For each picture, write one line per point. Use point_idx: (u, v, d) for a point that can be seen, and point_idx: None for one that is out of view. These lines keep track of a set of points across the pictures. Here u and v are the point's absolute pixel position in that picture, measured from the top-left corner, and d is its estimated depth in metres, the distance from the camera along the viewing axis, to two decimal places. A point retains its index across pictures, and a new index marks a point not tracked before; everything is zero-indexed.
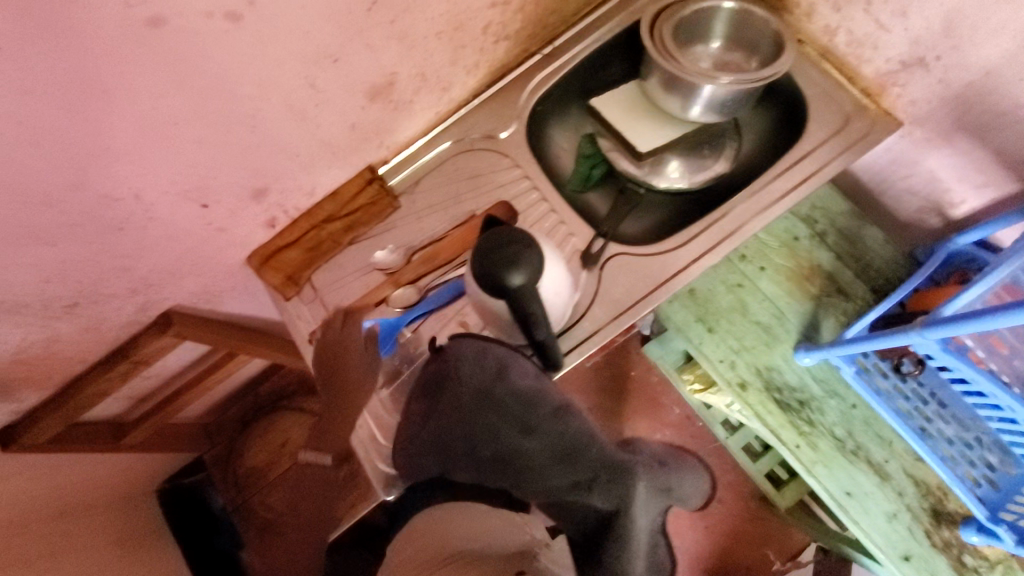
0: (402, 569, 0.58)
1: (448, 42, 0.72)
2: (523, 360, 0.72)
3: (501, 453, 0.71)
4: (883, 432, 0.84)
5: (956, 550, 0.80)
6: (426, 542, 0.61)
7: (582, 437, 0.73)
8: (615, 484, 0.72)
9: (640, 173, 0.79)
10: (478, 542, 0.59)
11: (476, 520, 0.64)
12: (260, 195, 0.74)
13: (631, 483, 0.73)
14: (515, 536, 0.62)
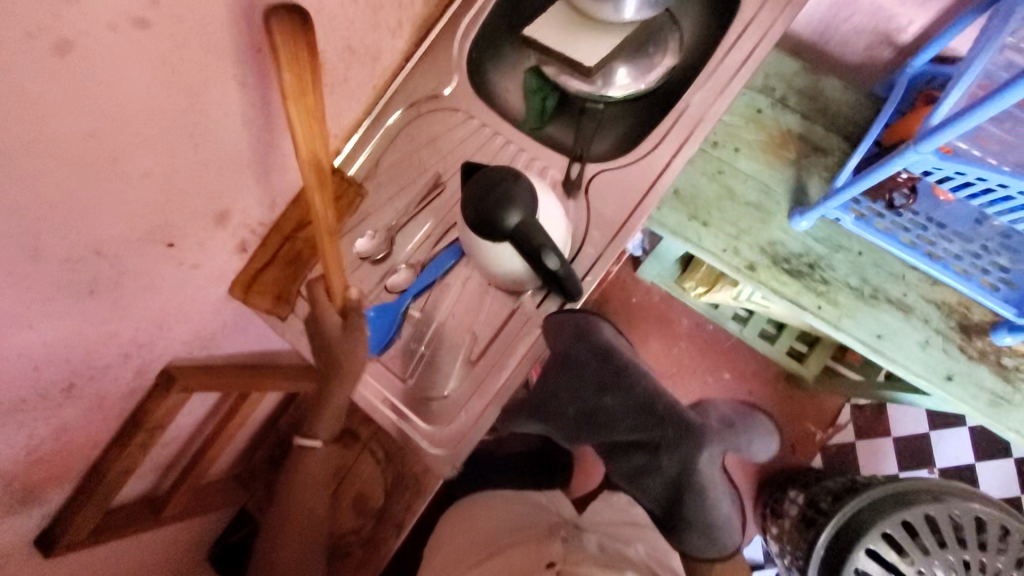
0: (459, 542, 0.88)
1: (365, 5, 0.65)
2: (601, 325, 0.88)
3: (586, 409, 0.87)
4: (894, 266, 0.79)
5: (994, 356, 0.76)
6: (470, 528, 0.89)
7: (650, 396, 0.86)
8: (691, 454, 0.85)
9: (595, 89, 0.75)
10: (510, 528, 0.86)
11: (506, 508, 0.92)
12: (224, 220, 0.67)
13: (704, 448, 0.86)
14: (541, 517, 0.89)
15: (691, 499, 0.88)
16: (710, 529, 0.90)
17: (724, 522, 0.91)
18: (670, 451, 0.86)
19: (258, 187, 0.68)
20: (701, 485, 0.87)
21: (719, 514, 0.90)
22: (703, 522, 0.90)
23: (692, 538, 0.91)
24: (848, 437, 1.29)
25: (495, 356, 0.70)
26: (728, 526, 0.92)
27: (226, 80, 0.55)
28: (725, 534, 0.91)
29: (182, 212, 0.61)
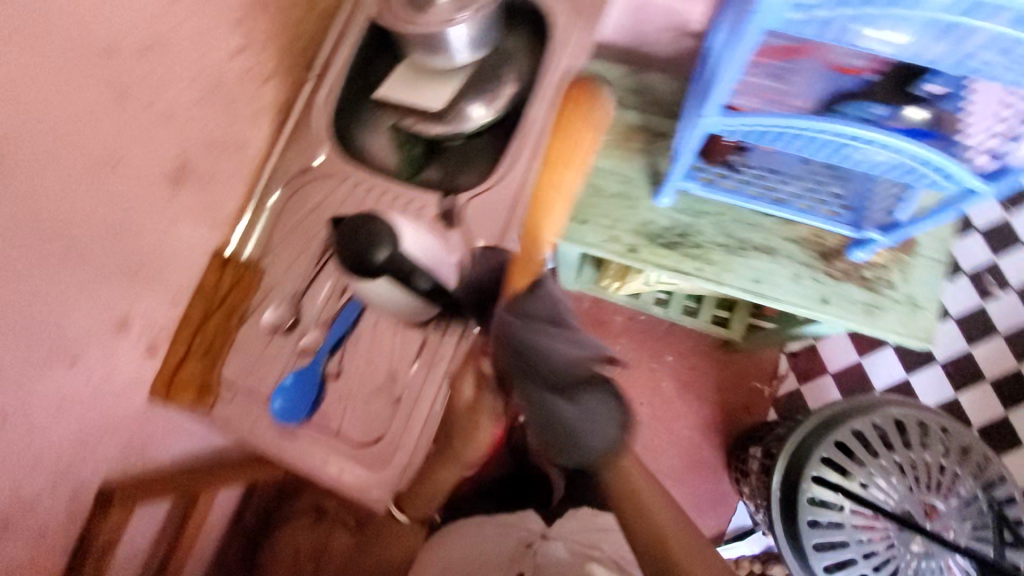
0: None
1: (216, 104, 0.72)
2: None
3: None
4: (752, 218, 0.88)
5: (855, 272, 0.84)
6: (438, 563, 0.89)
7: None
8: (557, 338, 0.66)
9: (449, 128, 0.84)
10: (478, 557, 0.87)
11: (472, 535, 0.92)
12: (125, 326, 0.70)
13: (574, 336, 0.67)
14: (508, 538, 0.90)
15: (549, 330, 0.65)
16: (566, 435, 0.63)
17: (596, 419, 0.64)
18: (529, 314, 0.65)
19: (152, 288, 0.72)
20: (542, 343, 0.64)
21: (583, 411, 0.63)
22: (567, 419, 0.63)
23: (584, 437, 0.63)
24: (792, 385, 1.37)
25: (416, 387, 0.75)
26: (597, 433, 0.64)
27: (91, 196, 0.60)
28: (595, 434, 0.63)
29: (77, 326, 0.63)
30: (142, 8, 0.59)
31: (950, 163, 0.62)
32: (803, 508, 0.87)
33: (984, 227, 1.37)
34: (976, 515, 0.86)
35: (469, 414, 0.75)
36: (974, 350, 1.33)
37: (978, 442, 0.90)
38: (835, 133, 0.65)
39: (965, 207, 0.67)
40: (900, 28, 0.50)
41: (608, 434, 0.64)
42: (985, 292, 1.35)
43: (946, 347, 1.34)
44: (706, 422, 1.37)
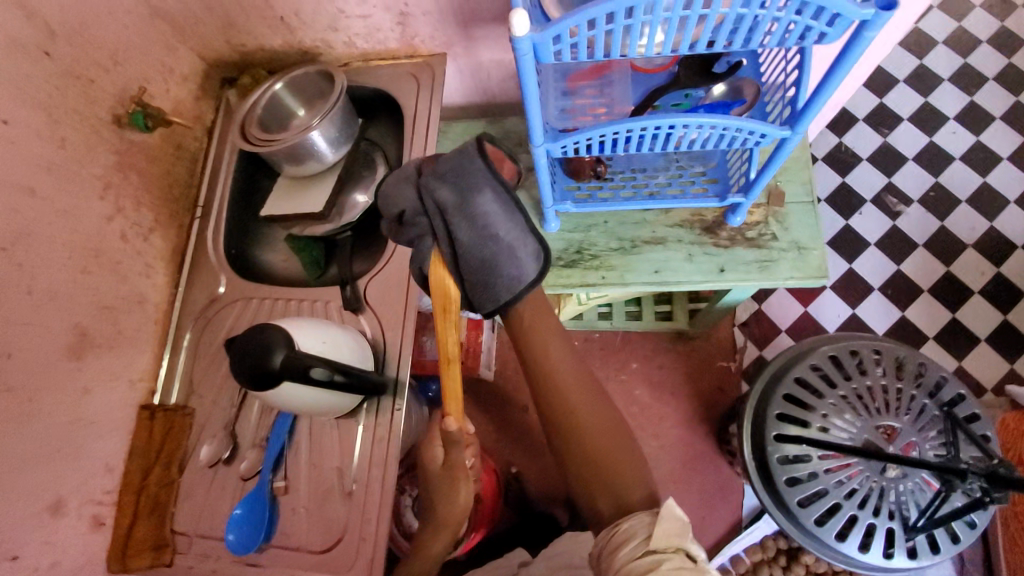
0: None
1: (101, 270, 0.76)
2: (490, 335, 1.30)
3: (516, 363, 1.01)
4: (635, 216, 0.93)
5: (740, 236, 0.90)
6: None
7: None
8: (469, 193, 0.68)
9: (336, 223, 0.88)
10: None
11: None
12: (61, 509, 0.69)
13: (488, 191, 0.69)
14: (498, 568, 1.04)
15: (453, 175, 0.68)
16: (490, 270, 0.69)
17: (505, 239, 0.69)
18: (430, 176, 0.69)
19: (81, 463, 0.72)
20: (454, 201, 0.67)
21: (489, 229, 0.68)
22: (477, 260, 0.68)
23: (489, 284, 0.70)
24: (754, 353, 1.40)
25: (364, 477, 0.75)
26: (517, 250, 0.70)
27: None
28: (517, 257, 0.70)
29: (9, 523, 0.63)
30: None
31: (757, 123, 0.64)
32: (776, 469, 0.90)
33: (867, 155, 1.47)
34: (930, 423, 0.89)
35: (447, 475, 0.75)
36: (903, 266, 1.39)
37: (908, 353, 0.95)
38: (649, 129, 0.66)
39: (789, 152, 0.68)
40: (651, 31, 0.51)
41: (532, 254, 0.72)
42: (893, 213, 1.42)
43: (877, 272, 1.40)
44: (689, 414, 1.38)
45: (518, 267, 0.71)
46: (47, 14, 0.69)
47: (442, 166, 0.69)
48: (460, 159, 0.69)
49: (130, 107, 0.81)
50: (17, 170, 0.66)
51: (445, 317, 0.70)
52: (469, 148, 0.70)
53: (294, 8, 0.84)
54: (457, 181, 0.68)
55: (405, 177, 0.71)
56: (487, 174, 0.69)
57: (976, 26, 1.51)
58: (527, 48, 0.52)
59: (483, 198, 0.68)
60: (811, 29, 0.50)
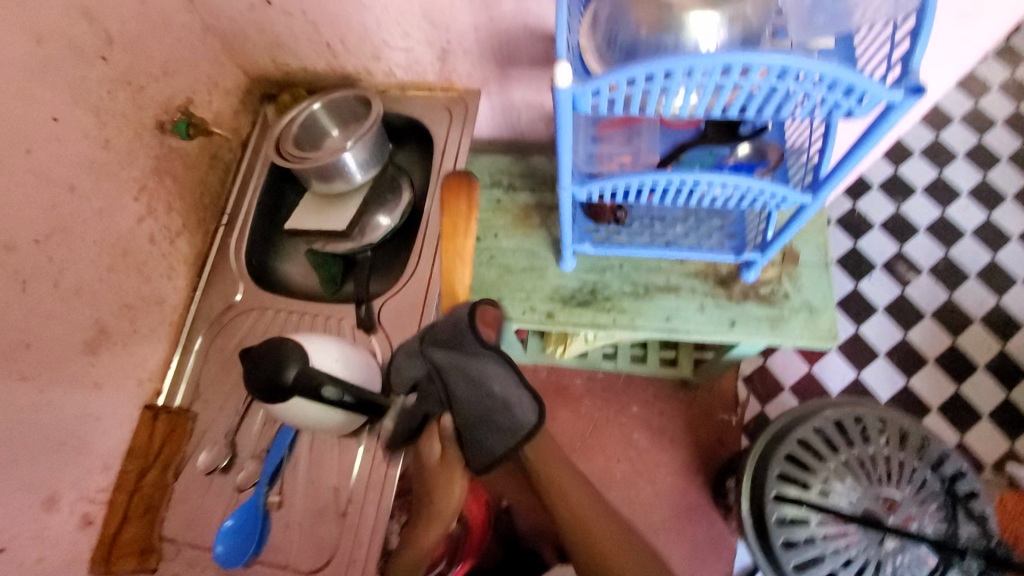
0: None
1: (126, 268, 0.77)
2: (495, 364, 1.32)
3: None
4: (651, 262, 0.94)
5: (753, 291, 0.91)
6: None
7: None
8: (467, 359, 0.70)
9: (358, 242, 0.90)
10: None
11: None
12: (56, 504, 0.69)
13: (487, 356, 0.70)
14: None
15: (439, 348, 0.71)
16: (485, 426, 0.69)
17: (498, 396, 0.69)
18: (429, 341, 0.72)
19: (80, 459, 0.72)
20: (453, 362, 0.70)
21: (487, 388, 0.69)
22: (477, 412, 0.69)
23: (484, 439, 0.68)
24: (756, 408, 1.39)
25: (360, 499, 0.74)
26: (510, 404, 0.69)
27: (6, 380, 0.62)
28: (510, 411, 0.69)
29: (4, 515, 0.62)
30: (38, 203, 0.65)
31: (779, 187, 0.65)
32: (773, 531, 0.90)
33: (879, 222, 1.49)
34: (931, 497, 0.88)
35: (443, 473, 0.71)
36: (910, 335, 1.40)
37: (913, 424, 0.94)
38: (674, 182, 0.68)
39: (808, 217, 0.70)
40: (686, 93, 0.54)
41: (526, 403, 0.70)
42: (903, 280, 1.43)
43: (884, 338, 1.40)
44: (687, 464, 1.37)
45: (515, 422, 0.69)
46: (109, 23, 0.73)
47: (440, 332, 0.72)
48: (458, 328, 0.72)
49: (175, 115, 0.84)
50: (61, 165, 0.68)
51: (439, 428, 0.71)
52: (462, 319, 0.72)
53: (340, 36, 0.88)
54: (454, 347, 0.71)
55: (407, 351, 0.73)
56: (480, 345, 0.71)
57: (992, 107, 1.55)
58: (567, 98, 0.54)
59: (482, 363, 0.70)
60: (841, 105, 0.52)
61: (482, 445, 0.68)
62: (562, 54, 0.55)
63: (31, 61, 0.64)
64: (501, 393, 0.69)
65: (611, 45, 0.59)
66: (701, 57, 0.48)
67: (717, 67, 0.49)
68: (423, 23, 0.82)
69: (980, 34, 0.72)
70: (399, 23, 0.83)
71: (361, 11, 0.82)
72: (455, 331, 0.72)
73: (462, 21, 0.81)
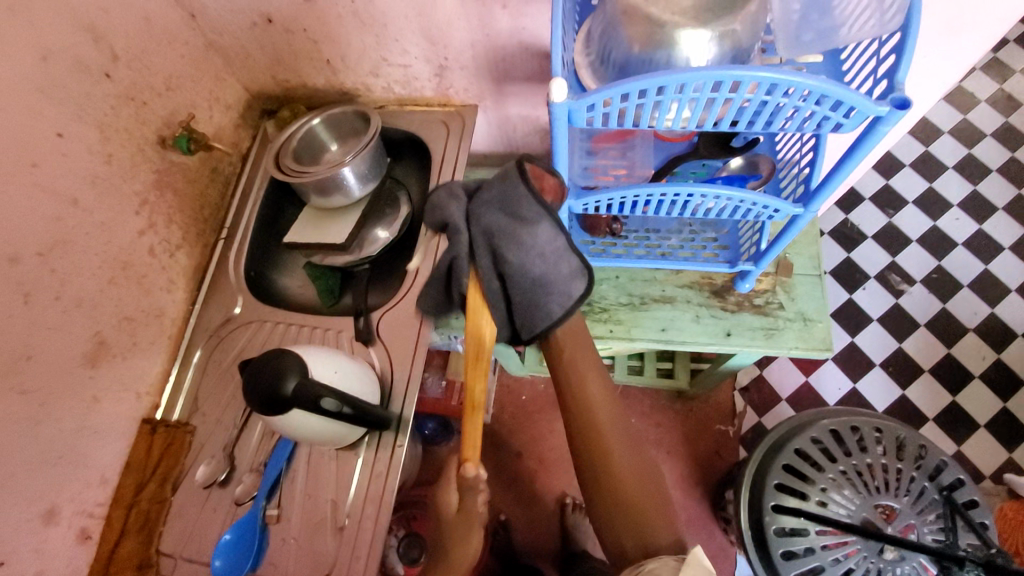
0: None
1: (127, 281, 0.78)
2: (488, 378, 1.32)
3: None
4: (646, 274, 0.95)
5: (747, 301, 0.92)
6: None
7: None
8: (517, 223, 0.70)
9: (357, 255, 0.91)
10: None
11: None
12: (53, 518, 0.68)
13: (539, 220, 0.70)
14: None
15: (492, 212, 0.72)
16: (540, 289, 0.72)
17: (551, 260, 0.71)
18: (478, 202, 0.74)
19: (78, 473, 0.71)
20: (504, 227, 0.71)
21: (541, 257, 0.71)
22: (531, 280, 0.72)
23: (541, 299, 0.73)
24: (753, 419, 1.39)
25: (358, 512, 0.74)
26: (561, 270, 0.72)
27: (4, 394, 0.62)
28: (563, 277, 0.72)
29: (2, 528, 0.62)
30: (43, 218, 0.66)
31: (771, 199, 0.67)
32: (772, 541, 0.90)
33: (872, 233, 1.51)
34: (929, 507, 0.89)
35: (462, 522, 0.74)
36: (904, 344, 1.41)
37: (910, 434, 0.94)
38: (668, 195, 0.69)
39: (800, 228, 0.71)
40: (679, 107, 0.55)
41: (576, 272, 0.73)
42: (896, 290, 1.45)
43: (879, 348, 1.41)
44: (685, 475, 1.37)
45: (566, 289, 0.73)
46: (113, 41, 0.75)
47: (490, 193, 0.73)
48: (508, 186, 0.72)
49: (176, 130, 0.85)
50: (64, 180, 0.69)
51: (476, 364, 0.73)
52: (513, 172, 0.72)
53: (340, 53, 0.89)
54: (507, 208, 0.72)
55: (449, 194, 0.77)
56: (535, 201, 0.70)
57: (979, 120, 1.59)
58: (562, 112, 0.55)
59: (535, 228, 0.70)
60: (829, 118, 0.53)
61: (536, 301, 0.73)
62: (557, 71, 0.57)
63: (38, 79, 0.65)
64: (556, 248, 0.72)
65: (605, 62, 0.61)
66: (692, 73, 0.50)
67: (708, 82, 0.51)
68: (421, 40, 0.84)
69: (966, 48, 0.74)
70: (398, 41, 0.85)
71: (361, 29, 0.84)
72: (503, 196, 0.72)
73: (459, 38, 0.82)
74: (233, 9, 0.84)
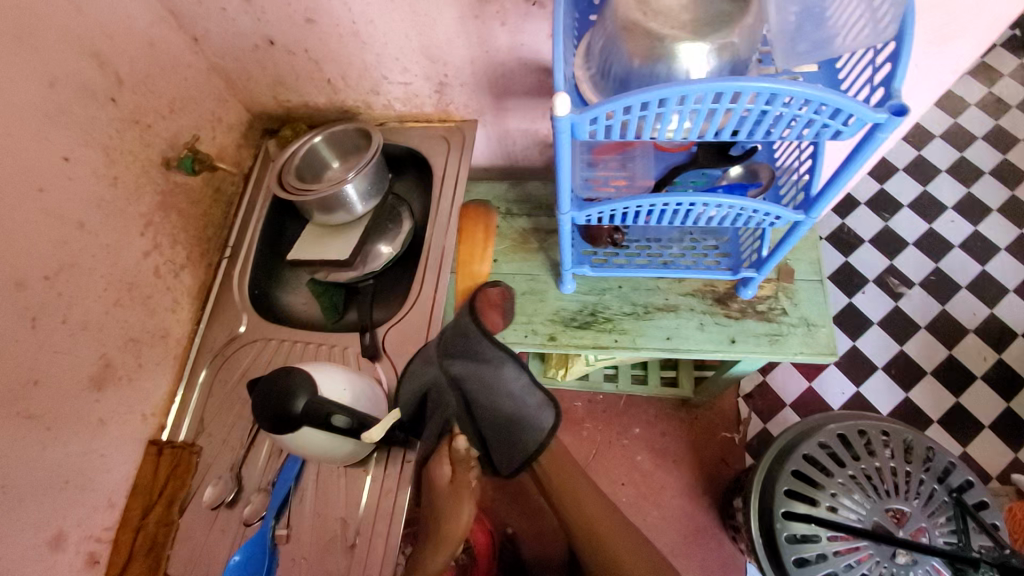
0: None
1: (132, 302, 0.78)
2: None
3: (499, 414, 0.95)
4: (649, 283, 0.96)
5: (750, 308, 0.92)
6: None
7: None
8: (483, 365, 0.85)
9: (361, 271, 0.91)
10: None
11: None
12: (61, 543, 0.68)
13: (503, 362, 0.86)
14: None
15: (461, 358, 0.84)
16: (517, 423, 0.85)
17: (520, 397, 0.86)
18: (447, 353, 0.84)
19: (86, 497, 0.71)
20: (473, 374, 0.84)
21: (514, 396, 0.85)
22: (507, 415, 0.84)
23: (517, 435, 0.85)
24: (758, 426, 1.39)
25: (368, 529, 0.73)
26: (530, 404, 0.86)
27: (12, 418, 0.62)
28: (535, 410, 0.86)
29: (11, 555, 0.61)
30: (49, 240, 0.66)
31: (772, 206, 0.67)
32: (784, 548, 0.89)
33: (869, 237, 1.52)
34: (939, 509, 0.88)
35: (453, 494, 0.73)
36: (905, 347, 1.41)
37: (917, 436, 0.95)
38: (670, 205, 0.70)
39: (801, 235, 0.72)
40: (679, 119, 0.56)
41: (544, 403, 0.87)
42: (895, 293, 1.46)
43: (881, 351, 1.41)
44: (692, 484, 1.36)
45: (536, 421, 0.86)
46: (118, 65, 0.75)
47: (452, 346, 0.85)
48: (465, 334, 0.86)
49: (181, 152, 0.85)
50: (71, 203, 0.69)
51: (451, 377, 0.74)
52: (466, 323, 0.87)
53: (341, 73, 0.90)
54: (473, 356, 0.85)
55: (426, 359, 0.82)
56: (494, 346, 0.86)
57: (969, 124, 1.61)
58: (566, 126, 0.56)
59: (501, 369, 0.86)
60: (829, 126, 0.54)
61: (517, 438, 0.84)
62: (560, 85, 0.58)
63: (43, 104, 0.66)
64: (519, 389, 0.86)
65: (605, 76, 0.62)
66: (693, 85, 0.50)
67: (709, 94, 0.52)
68: (421, 58, 0.85)
69: (959, 51, 0.75)
70: (398, 59, 0.86)
71: (361, 49, 0.85)
72: (467, 338, 0.86)
73: (458, 55, 0.83)
74: (235, 32, 0.85)
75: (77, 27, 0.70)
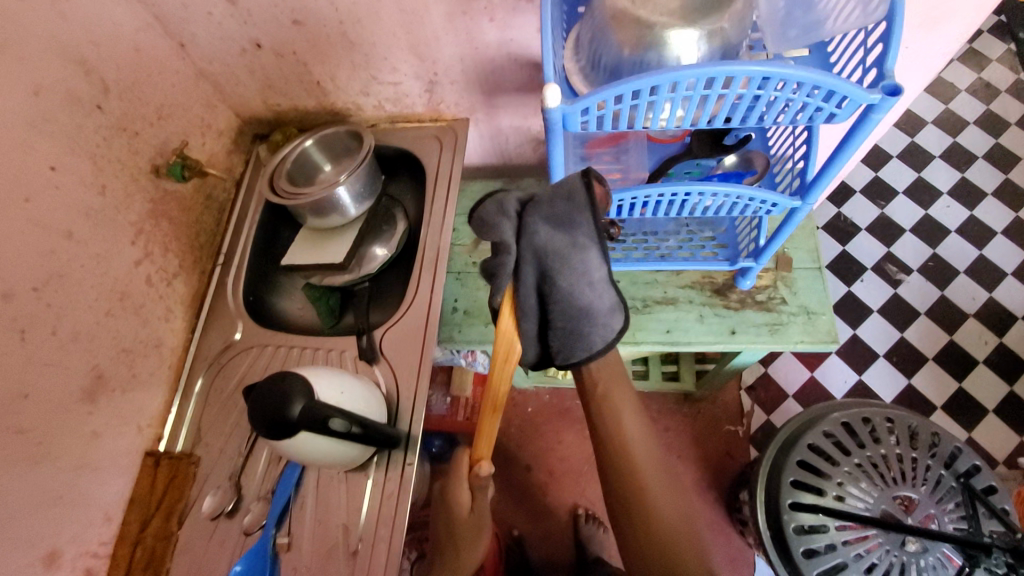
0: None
1: (125, 312, 0.77)
2: None
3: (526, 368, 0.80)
4: (646, 276, 0.95)
5: (750, 298, 0.92)
6: None
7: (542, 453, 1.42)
8: (570, 244, 0.61)
9: (356, 273, 0.90)
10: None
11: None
12: (56, 559, 0.67)
13: (591, 245, 0.62)
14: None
15: (547, 227, 0.60)
16: (584, 319, 0.64)
17: (597, 289, 0.64)
18: (530, 211, 0.61)
19: (81, 511, 0.70)
20: (557, 245, 0.60)
21: (591, 286, 0.63)
22: (577, 311, 0.63)
23: (573, 339, 0.64)
24: (761, 418, 1.38)
25: (371, 535, 0.72)
26: (605, 301, 0.65)
27: (3, 434, 0.61)
28: (605, 311, 0.65)
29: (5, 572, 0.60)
30: (39, 250, 0.65)
31: (768, 194, 0.67)
32: (791, 539, 0.88)
33: (866, 226, 1.52)
34: (947, 495, 0.88)
35: (474, 524, 0.75)
36: (906, 334, 1.40)
37: (921, 422, 0.94)
38: (665, 196, 0.69)
39: (798, 222, 0.71)
40: (672, 107, 0.55)
41: (615, 305, 0.66)
42: (894, 281, 1.45)
43: (882, 340, 1.41)
44: (697, 478, 1.35)
45: (602, 326, 0.65)
46: (103, 73, 0.75)
47: (549, 206, 0.61)
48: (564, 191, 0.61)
49: (170, 159, 0.85)
50: (59, 212, 0.68)
51: (503, 366, 0.61)
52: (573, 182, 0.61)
53: (330, 74, 0.90)
54: (563, 226, 0.61)
55: (499, 207, 0.61)
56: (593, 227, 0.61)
57: (961, 109, 1.61)
58: (557, 117, 0.55)
59: (585, 254, 0.61)
60: (822, 109, 0.54)
61: (573, 332, 0.64)
62: (550, 77, 0.57)
63: (29, 113, 0.65)
64: (598, 280, 0.64)
65: (596, 67, 0.61)
66: (685, 71, 0.50)
67: (701, 80, 0.51)
68: (410, 57, 0.85)
69: (950, 33, 0.75)
70: (386, 59, 0.85)
71: (349, 49, 0.84)
72: (562, 210, 0.61)
73: (448, 52, 0.83)
74: (221, 37, 0.84)
75: (61, 34, 0.69)
